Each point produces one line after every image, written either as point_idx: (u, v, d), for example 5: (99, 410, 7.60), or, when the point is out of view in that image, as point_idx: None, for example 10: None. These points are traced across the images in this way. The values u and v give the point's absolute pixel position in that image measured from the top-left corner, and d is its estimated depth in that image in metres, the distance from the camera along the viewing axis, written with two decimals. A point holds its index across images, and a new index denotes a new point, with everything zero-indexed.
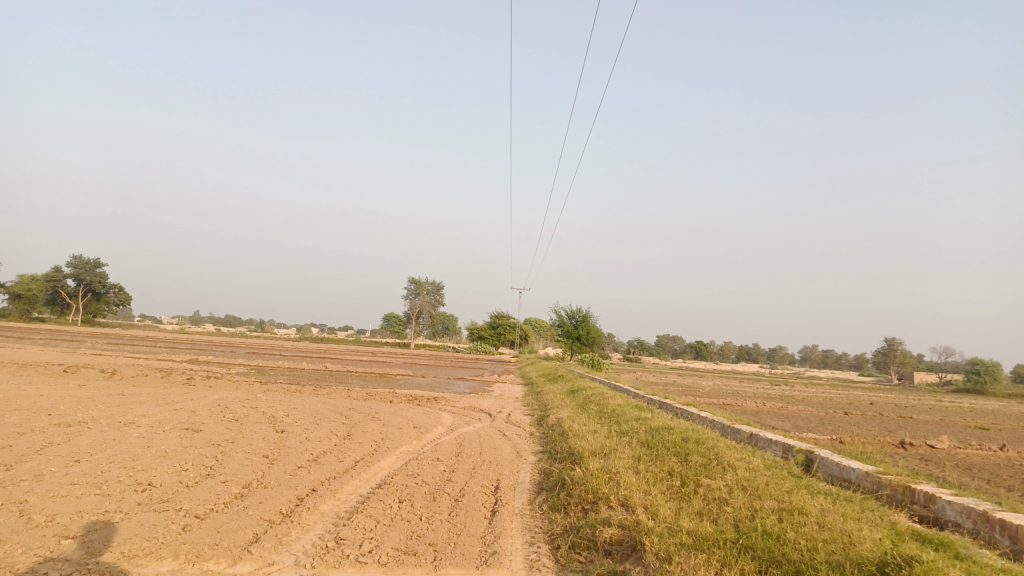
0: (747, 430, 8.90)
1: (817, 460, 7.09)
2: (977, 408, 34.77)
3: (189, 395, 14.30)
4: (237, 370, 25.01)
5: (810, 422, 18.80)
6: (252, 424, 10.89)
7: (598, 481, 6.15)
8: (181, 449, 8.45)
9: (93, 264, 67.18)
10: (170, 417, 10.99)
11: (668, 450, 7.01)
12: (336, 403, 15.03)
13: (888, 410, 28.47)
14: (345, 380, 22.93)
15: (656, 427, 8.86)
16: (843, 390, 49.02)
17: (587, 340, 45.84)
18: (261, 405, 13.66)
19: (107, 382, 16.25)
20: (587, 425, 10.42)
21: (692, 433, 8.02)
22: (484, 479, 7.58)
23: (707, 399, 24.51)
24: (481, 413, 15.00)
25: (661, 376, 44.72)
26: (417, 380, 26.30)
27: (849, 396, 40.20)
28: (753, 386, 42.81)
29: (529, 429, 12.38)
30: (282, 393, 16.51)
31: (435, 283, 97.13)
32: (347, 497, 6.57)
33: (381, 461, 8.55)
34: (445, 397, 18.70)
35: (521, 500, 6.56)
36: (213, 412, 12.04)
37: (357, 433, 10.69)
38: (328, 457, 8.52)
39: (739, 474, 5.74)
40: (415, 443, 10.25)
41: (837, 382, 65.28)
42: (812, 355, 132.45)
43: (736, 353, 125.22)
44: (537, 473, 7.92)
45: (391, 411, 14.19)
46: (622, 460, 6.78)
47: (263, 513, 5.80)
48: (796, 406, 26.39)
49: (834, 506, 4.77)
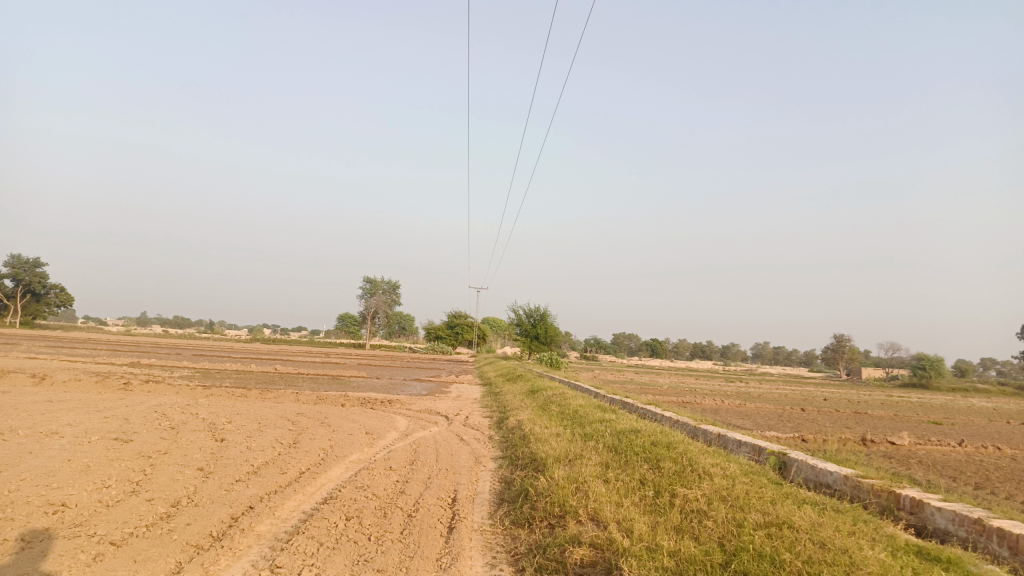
0: (716, 432, 8.51)
1: (792, 463, 6.72)
2: (927, 403, 35.53)
3: (124, 402, 13.37)
4: (182, 373, 23.84)
5: (771, 420, 18.67)
6: (190, 433, 10.11)
7: (563, 492, 5.65)
8: (107, 462, 7.68)
9: (33, 264, 64.34)
10: (99, 426, 10.13)
11: (638, 456, 6.55)
12: (284, 407, 14.26)
13: (844, 407, 28.69)
14: (296, 383, 22.05)
15: (621, 430, 8.42)
16: (796, 386, 49.77)
17: (545, 339, 45.53)
18: (203, 411, 12.83)
19: (36, 388, 15.15)
20: (549, 427, 9.92)
21: (661, 436, 7.60)
22: (440, 490, 7.03)
23: (666, 397, 24.31)
24: (437, 416, 14.41)
25: (619, 375, 44.59)
26: (372, 381, 25.53)
27: (803, 392, 40.65)
28: (710, 383, 43.12)
29: (488, 432, 11.84)
30: (226, 398, 15.61)
31: (391, 282, 95.73)
32: (289, 514, 5.95)
33: (329, 472, 7.91)
34: (400, 399, 18.00)
35: (481, 514, 6.02)
36: (148, 419, 11.19)
37: (304, 441, 10.01)
38: (271, 468, 7.85)
39: (716, 483, 5.30)
40: (367, 450, 9.61)
41: (790, 379, 66.31)
42: (764, 352, 134.84)
43: (691, 351, 126.80)
44: (498, 481, 7.40)
45: (342, 415, 13.49)
46: (589, 468, 6.29)
47: (188, 537, 5.14)
48: (755, 404, 26.42)
49: (825, 519, 4.36)
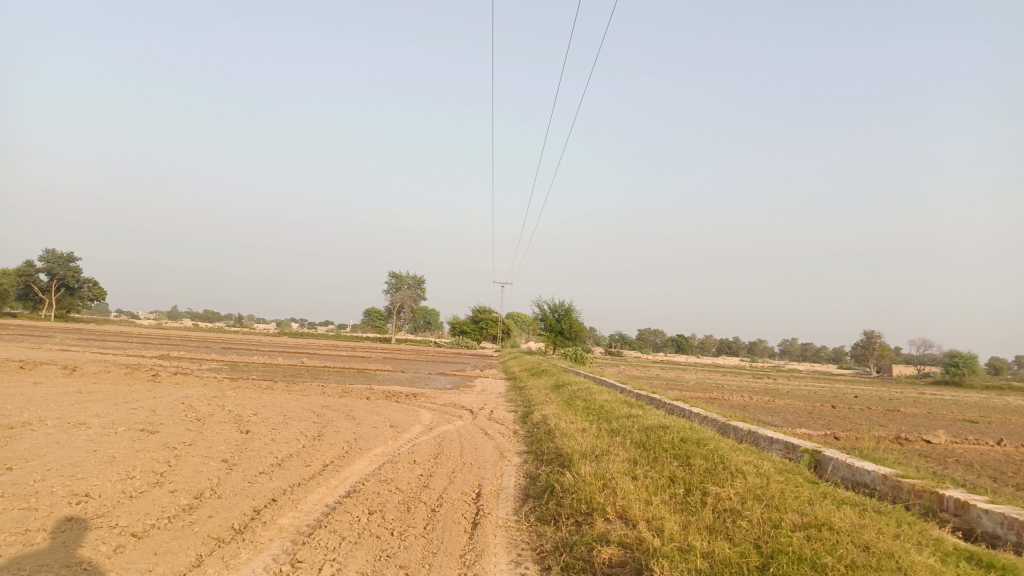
0: (747, 428, 8.28)
1: (827, 461, 6.50)
2: (961, 401, 34.71)
3: (152, 393, 13.46)
4: (210, 365, 24.06)
5: (801, 417, 18.30)
6: (215, 424, 10.12)
7: (590, 489, 5.50)
8: (132, 453, 7.69)
9: (67, 258, 65.54)
10: (126, 417, 10.19)
11: (666, 453, 6.38)
12: (309, 400, 14.27)
13: (876, 404, 28.10)
14: (321, 376, 22.14)
15: (649, 426, 8.22)
16: (825, 383, 49.00)
17: (570, 334, 45.32)
18: (229, 403, 12.87)
19: (67, 379, 15.34)
20: (574, 422, 9.76)
21: (691, 432, 7.40)
22: (464, 484, 6.92)
23: (693, 393, 24.00)
24: (462, 409, 14.33)
25: (645, 370, 44.20)
26: (397, 375, 25.56)
27: (832, 389, 39.96)
28: (737, 379, 42.58)
29: (513, 427, 11.73)
30: (252, 390, 15.69)
31: (416, 277, 96.06)
32: (312, 507, 5.88)
33: (352, 465, 7.84)
34: (425, 393, 17.95)
35: (506, 510, 5.90)
36: (175, 411, 11.24)
37: (329, 433, 9.98)
38: (295, 461, 7.80)
39: (750, 481, 5.11)
40: (391, 444, 9.54)
41: (818, 376, 65.34)
42: (791, 348, 133.10)
43: (717, 347, 125.63)
44: (523, 477, 7.27)
45: (367, 408, 13.45)
46: (617, 464, 6.14)
47: (210, 530, 5.09)
48: (784, 400, 25.99)
49: (867, 522, 4.16)
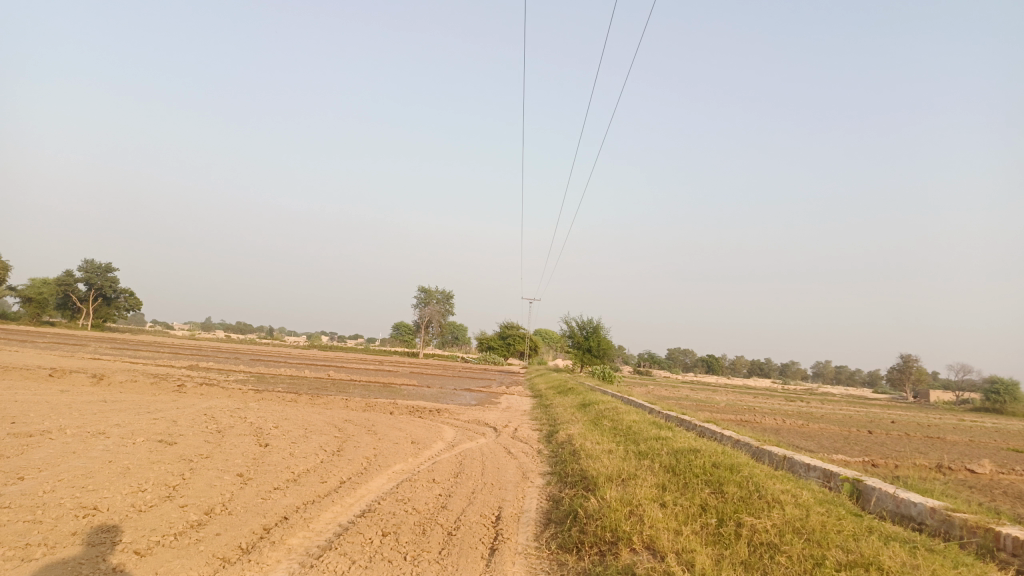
0: (782, 454, 7.89)
1: (868, 491, 6.11)
2: (1004, 429, 33.44)
3: (175, 404, 13.42)
4: (236, 377, 24.08)
5: (836, 442, 17.71)
6: (234, 437, 9.97)
7: (616, 515, 5.18)
8: (148, 465, 7.55)
9: (104, 269, 66.75)
10: (146, 427, 10.10)
11: (697, 479, 6.03)
12: (332, 414, 14.10)
13: (915, 431, 27.14)
14: (346, 390, 22.03)
15: (678, 449, 7.87)
16: (860, 407, 47.75)
17: (598, 352, 44.79)
18: (251, 415, 12.76)
19: (93, 388, 15.39)
20: (600, 443, 9.41)
21: (723, 457, 7.04)
22: (484, 506, 6.63)
23: (723, 415, 23.37)
24: (485, 427, 14.04)
25: (674, 391, 43.42)
26: (422, 390, 25.36)
27: (868, 414, 38.83)
28: (769, 402, 41.63)
29: (537, 446, 11.39)
30: (276, 402, 15.59)
31: (445, 293, 96.13)
32: (324, 527, 5.65)
33: (369, 482, 7.60)
34: (449, 409, 17.68)
35: (527, 535, 5.60)
36: (195, 422, 11.13)
37: (349, 449, 9.76)
38: (311, 477, 7.59)
39: (787, 513, 4.75)
40: (410, 461, 9.29)
41: (852, 399, 63.68)
42: (825, 371, 130.50)
43: (748, 368, 123.65)
44: (545, 500, 6.97)
45: (390, 423, 13.24)
46: (644, 490, 5.81)
47: (216, 549, 4.88)
48: (817, 424, 25.24)
49: (921, 561, 3.82)
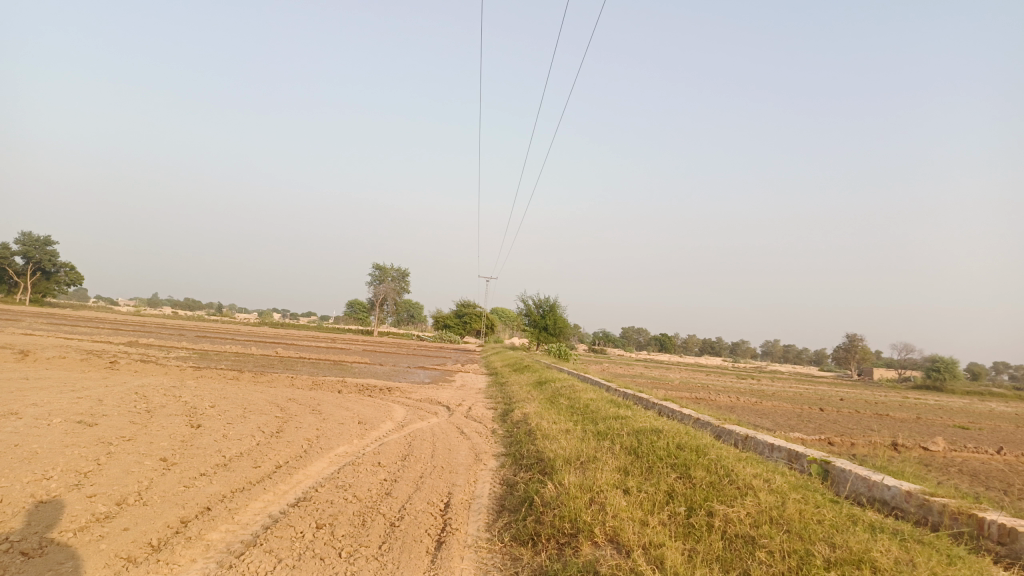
0: (743, 433, 7.60)
1: (837, 473, 5.81)
2: (947, 406, 34.42)
3: (105, 382, 12.53)
4: (179, 354, 23.01)
5: (791, 420, 17.73)
6: (164, 417, 9.22)
7: (576, 504, 4.72)
8: (60, 448, 6.79)
9: (45, 241, 63.82)
10: (67, 407, 9.27)
11: (662, 461, 5.61)
12: (275, 392, 13.39)
13: (864, 408, 27.56)
14: (295, 367, 21.24)
15: (639, 428, 7.49)
16: (809, 385, 48.75)
17: (554, 330, 44.54)
18: (187, 394, 11.97)
19: (17, 364, 14.37)
20: (557, 423, 8.95)
21: (687, 437, 6.67)
22: (432, 492, 6.10)
23: (678, 393, 23.28)
24: (438, 406, 13.46)
25: (629, 368, 43.61)
26: (374, 368, 24.69)
27: (818, 391, 39.47)
28: (723, 380, 42.10)
29: (491, 426, 10.91)
30: (217, 380, 14.77)
31: (400, 270, 94.80)
32: (251, 519, 5.07)
33: (308, 467, 7.01)
34: (400, 387, 17.08)
35: (477, 526, 5.11)
36: (124, 401, 10.34)
37: (289, 430, 9.11)
38: (243, 461, 6.95)
39: (761, 501, 4.35)
40: (356, 443, 8.70)
41: (802, 378, 65.10)
42: (774, 350, 133.50)
43: (700, 347, 125.76)
44: (499, 484, 6.49)
45: (337, 402, 12.59)
46: (607, 474, 5.36)
47: (120, 547, 4.25)
48: (771, 402, 25.42)
49: (916, 557, 3.44)
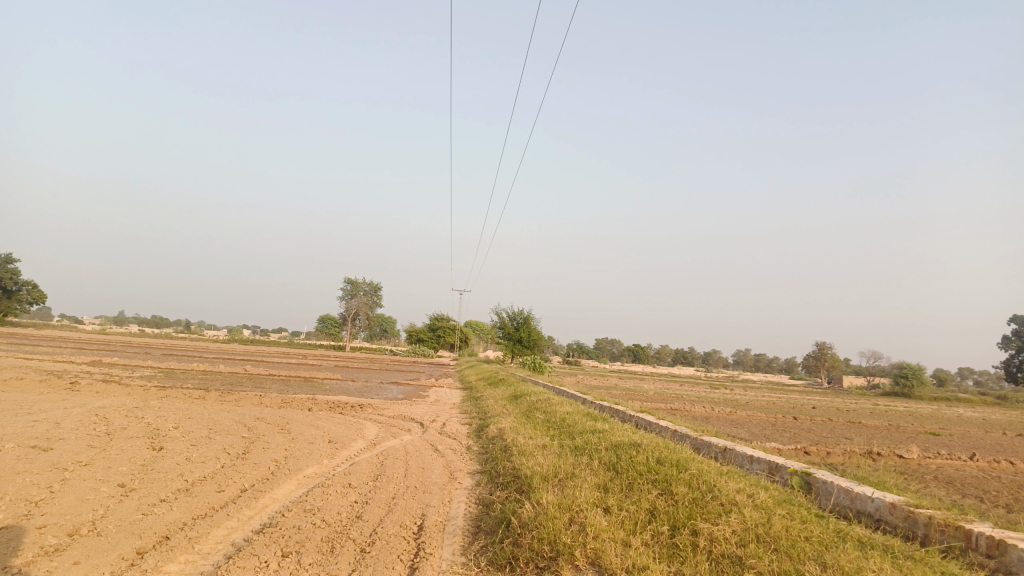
0: (722, 445, 7.49)
1: (819, 485, 5.69)
2: (916, 412, 34.82)
3: (64, 403, 12.06)
4: (144, 373, 22.37)
5: (766, 429, 17.70)
6: (125, 440, 8.84)
7: (555, 525, 4.53)
8: (10, 476, 6.42)
9: (5, 259, 62.19)
10: (20, 431, 8.84)
11: (642, 478, 5.44)
12: (243, 411, 13.01)
13: (838, 416, 27.71)
14: (264, 385, 20.76)
15: (617, 442, 7.33)
16: (782, 393, 49.12)
17: (528, 342, 44.32)
18: (150, 415, 11.56)
19: None
20: (533, 438, 8.75)
21: (667, 451, 6.53)
22: (405, 514, 5.87)
23: (654, 404, 23.22)
24: (412, 422, 13.17)
25: (603, 380, 43.56)
26: (346, 384, 24.26)
27: (791, 399, 39.74)
28: (697, 389, 42.22)
29: (466, 442, 10.67)
30: (182, 400, 14.30)
31: (373, 284, 94.08)
32: (212, 548, 4.79)
33: (275, 490, 6.73)
34: (372, 403, 16.76)
35: (452, 549, 4.88)
36: (83, 423, 9.93)
37: (256, 451, 8.79)
38: (206, 486, 6.64)
39: (747, 518, 4.20)
40: (326, 463, 8.42)
41: (774, 386, 65.61)
42: (745, 359, 134.80)
43: (673, 357, 126.46)
44: (474, 504, 6.28)
45: (307, 421, 12.27)
46: (586, 491, 5.19)
47: None
48: (745, 412, 25.45)
49: None
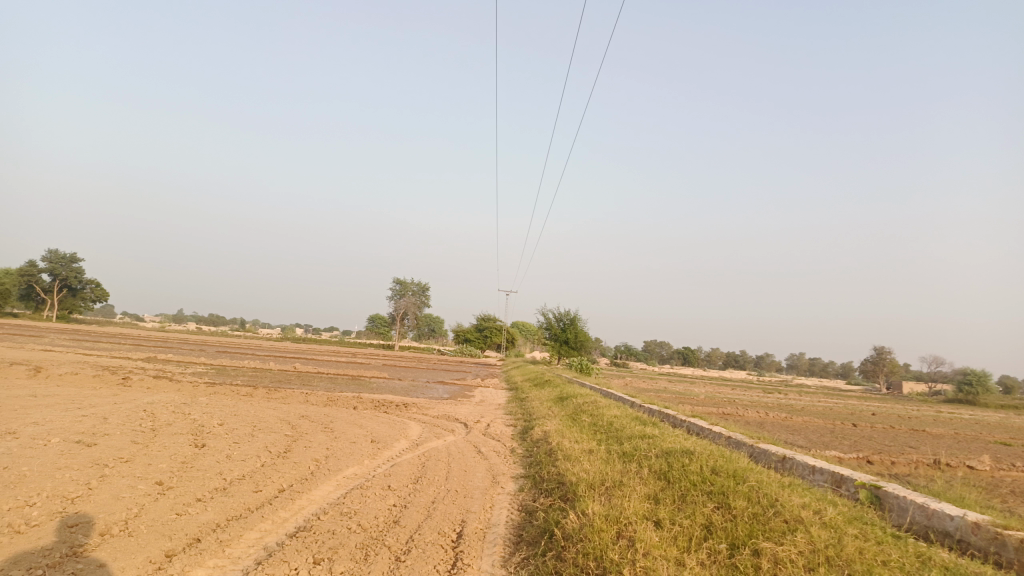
0: (780, 453, 7.04)
1: (889, 500, 5.24)
2: (983, 420, 33.22)
3: (114, 399, 12.19)
4: (195, 370, 22.70)
5: (824, 436, 16.97)
6: (169, 437, 8.81)
7: (601, 539, 4.20)
8: (51, 471, 6.38)
9: (70, 259, 64.45)
10: (67, 426, 8.89)
11: (696, 489, 5.06)
12: (288, 409, 12.98)
13: (899, 423, 26.54)
14: (310, 383, 20.85)
15: (668, 449, 6.93)
16: (838, 399, 47.61)
17: (575, 344, 43.89)
18: (196, 411, 11.59)
19: (28, 381, 14.09)
20: (579, 442, 8.42)
21: (722, 460, 6.12)
22: (444, 520, 5.61)
23: (704, 408, 22.55)
24: (455, 423, 12.96)
25: (652, 382, 42.83)
26: (392, 383, 24.24)
27: (848, 406, 38.32)
28: (748, 393, 41.17)
29: (510, 444, 10.41)
30: (229, 397, 14.39)
31: (421, 284, 94.81)
32: (243, 552, 4.60)
33: (313, 491, 6.55)
34: (416, 403, 16.65)
35: (491, 561, 4.59)
36: (129, 419, 9.97)
37: (297, 450, 8.66)
38: (244, 486, 6.49)
39: (815, 537, 3.81)
40: (366, 464, 8.23)
41: (829, 391, 63.60)
42: (798, 363, 131.53)
43: (723, 361, 124.18)
44: (516, 511, 5.99)
45: (351, 420, 12.15)
46: (635, 502, 4.84)
47: None
48: (801, 417, 24.57)
49: None
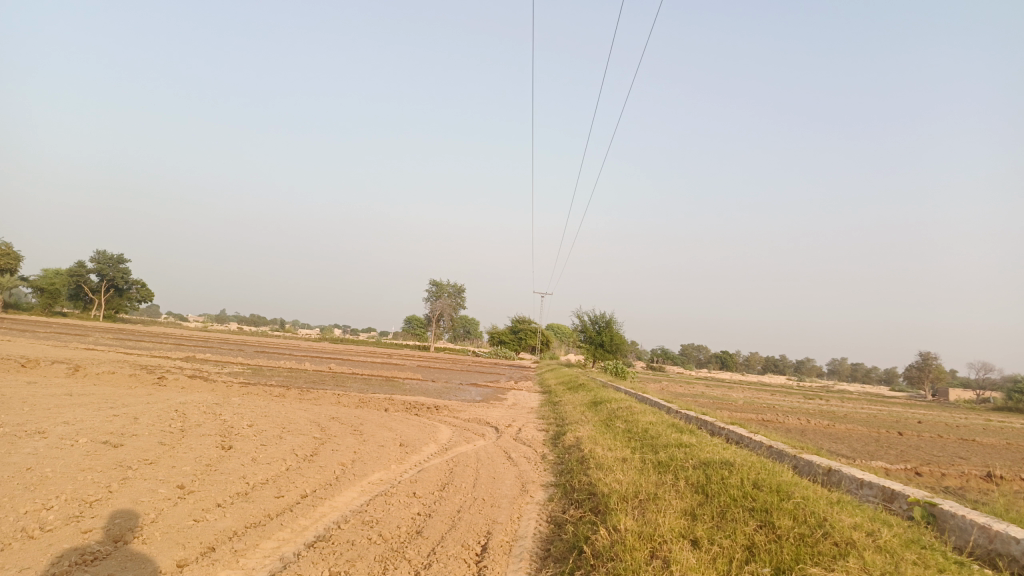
0: (826, 466, 6.63)
1: (947, 520, 4.83)
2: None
3: (147, 398, 12.21)
4: (231, 370, 22.88)
5: (869, 445, 16.33)
6: (196, 438, 8.71)
7: (634, 558, 3.90)
8: (74, 472, 6.29)
9: (117, 260, 66.04)
10: (97, 425, 8.87)
11: (736, 505, 4.72)
12: (319, 411, 12.88)
13: (948, 432, 25.59)
14: (344, 384, 20.82)
15: (706, 460, 6.59)
16: (883, 406, 46.29)
17: (610, 347, 43.40)
18: (226, 412, 11.55)
19: (66, 379, 14.24)
20: (613, 450, 8.10)
21: (764, 473, 5.76)
22: (469, 532, 5.37)
23: (743, 414, 21.98)
24: (486, 427, 12.72)
25: (689, 387, 42.15)
26: (425, 384, 24.14)
27: (893, 413, 37.18)
28: (788, 399, 40.26)
29: (541, 450, 10.14)
30: (261, 397, 14.36)
31: (457, 285, 95.03)
32: (258, 563, 4.41)
33: (336, 497, 6.36)
34: (448, 405, 16.45)
35: None
36: (159, 419, 9.94)
37: (324, 453, 8.50)
38: (265, 491, 6.33)
39: (870, 563, 3.45)
40: (393, 469, 8.04)
41: (872, 398, 62.05)
42: (840, 368, 128.70)
43: (762, 365, 122.12)
44: (544, 523, 5.71)
45: (381, 422, 11.99)
46: (670, 518, 4.53)
47: None
48: (844, 425, 23.83)
49: None
